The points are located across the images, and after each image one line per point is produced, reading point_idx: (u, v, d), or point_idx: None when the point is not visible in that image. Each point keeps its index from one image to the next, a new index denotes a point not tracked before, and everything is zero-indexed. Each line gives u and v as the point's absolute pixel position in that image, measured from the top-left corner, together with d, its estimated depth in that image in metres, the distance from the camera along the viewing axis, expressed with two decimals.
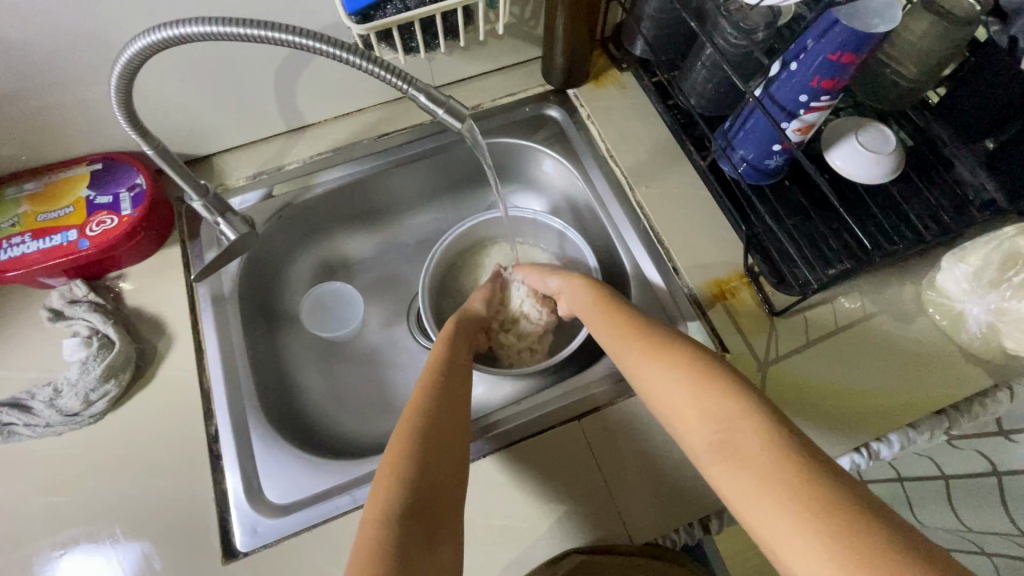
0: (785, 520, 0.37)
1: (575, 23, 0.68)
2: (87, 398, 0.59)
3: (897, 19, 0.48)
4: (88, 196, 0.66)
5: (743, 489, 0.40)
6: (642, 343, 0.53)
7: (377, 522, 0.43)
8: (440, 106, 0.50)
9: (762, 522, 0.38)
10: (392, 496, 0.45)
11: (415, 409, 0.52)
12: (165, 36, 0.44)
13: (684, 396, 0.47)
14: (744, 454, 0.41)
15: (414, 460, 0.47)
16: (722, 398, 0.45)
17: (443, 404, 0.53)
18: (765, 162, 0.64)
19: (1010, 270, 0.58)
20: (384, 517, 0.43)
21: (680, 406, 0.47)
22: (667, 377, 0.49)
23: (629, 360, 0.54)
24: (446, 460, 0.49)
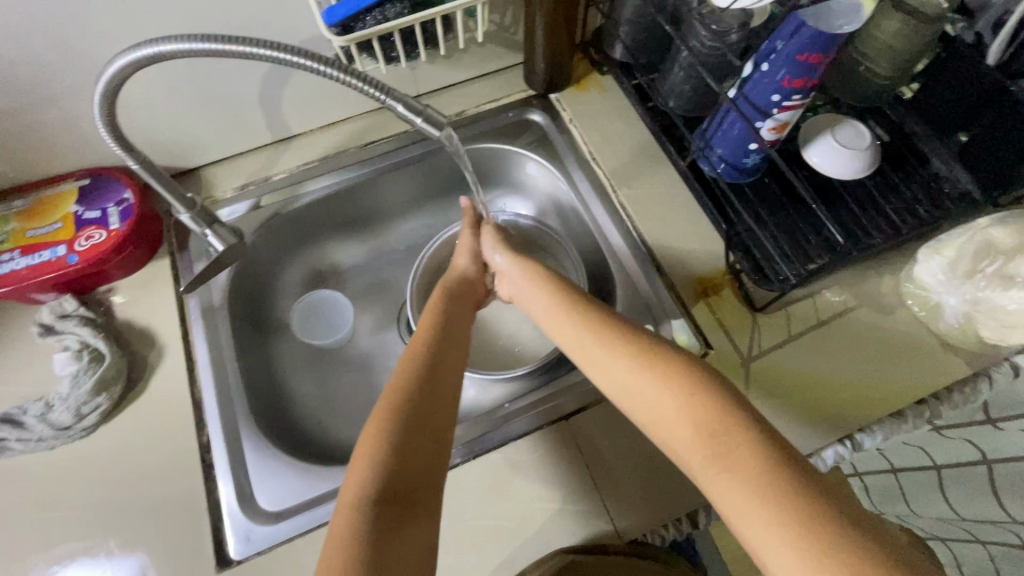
0: (764, 525, 0.38)
1: (554, 29, 0.69)
2: (79, 412, 0.59)
3: (862, 20, 0.50)
4: (76, 211, 0.66)
5: (722, 489, 0.41)
6: (607, 338, 0.54)
7: (350, 510, 0.44)
8: (418, 115, 0.52)
9: (741, 523, 0.40)
10: (363, 482, 0.46)
11: (396, 382, 0.53)
12: (146, 53, 0.44)
13: (660, 395, 0.48)
14: (729, 456, 0.42)
15: (388, 441, 0.48)
16: (698, 397, 0.46)
17: (423, 378, 0.53)
18: (743, 161, 0.66)
19: (984, 261, 0.60)
20: (356, 505, 0.44)
21: (660, 404, 0.48)
22: (638, 377, 0.50)
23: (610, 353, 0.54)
24: (422, 438, 0.49)
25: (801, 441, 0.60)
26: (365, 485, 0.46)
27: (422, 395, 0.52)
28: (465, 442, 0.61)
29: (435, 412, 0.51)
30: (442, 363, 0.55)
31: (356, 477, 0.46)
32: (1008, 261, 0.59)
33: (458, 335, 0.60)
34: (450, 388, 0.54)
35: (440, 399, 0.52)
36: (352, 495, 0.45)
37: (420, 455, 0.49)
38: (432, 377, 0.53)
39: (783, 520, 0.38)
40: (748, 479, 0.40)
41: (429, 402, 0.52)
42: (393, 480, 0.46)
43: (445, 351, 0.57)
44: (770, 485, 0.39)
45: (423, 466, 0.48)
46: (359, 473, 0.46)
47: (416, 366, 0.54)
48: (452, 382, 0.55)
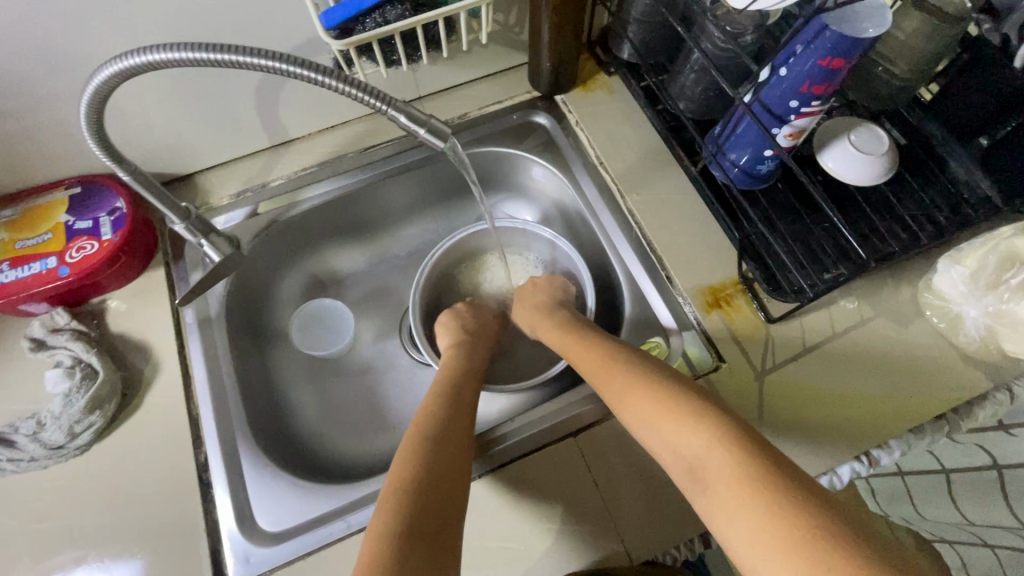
0: (761, 547, 0.37)
1: (561, 29, 0.67)
2: (72, 430, 0.57)
3: (888, 24, 0.47)
4: (67, 221, 0.64)
5: (728, 526, 0.40)
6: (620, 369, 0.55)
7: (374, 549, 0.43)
8: (421, 126, 0.50)
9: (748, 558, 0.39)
10: (393, 517, 0.45)
11: (417, 428, 0.54)
12: (134, 63, 0.42)
13: (657, 421, 0.48)
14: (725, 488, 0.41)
15: (414, 479, 0.48)
16: (691, 422, 0.46)
17: (444, 423, 0.54)
18: (757, 167, 0.63)
19: (1008, 271, 0.56)
20: (387, 539, 0.43)
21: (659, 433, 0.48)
22: (646, 404, 0.50)
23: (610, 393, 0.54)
24: (449, 476, 0.49)
25: (817, 457, 0.59)
26: (395, 519, 0.44)
27: (444, 437, 0.52)
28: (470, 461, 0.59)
29: (458, 452, 0.52)
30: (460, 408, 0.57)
31: (383, 514, 0.45)
32: None
33: (471, 384, 0.62)
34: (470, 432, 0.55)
35: (461, 441, 0.53)
36: (382, 530, 0.44)
37: (449, 491, 0.48)
38: (452, 421, 0.55)
39: (774, 539, 0.37)
40: (740, 500, 0.40)
41: (452, 443, 0.52)
42: (425, 513, 0.45)
43: (461, 398, 0.58)
44: (761, 501, 0.39)
45: (452, 503, 0.47)
46: (386, 510, 0.45)
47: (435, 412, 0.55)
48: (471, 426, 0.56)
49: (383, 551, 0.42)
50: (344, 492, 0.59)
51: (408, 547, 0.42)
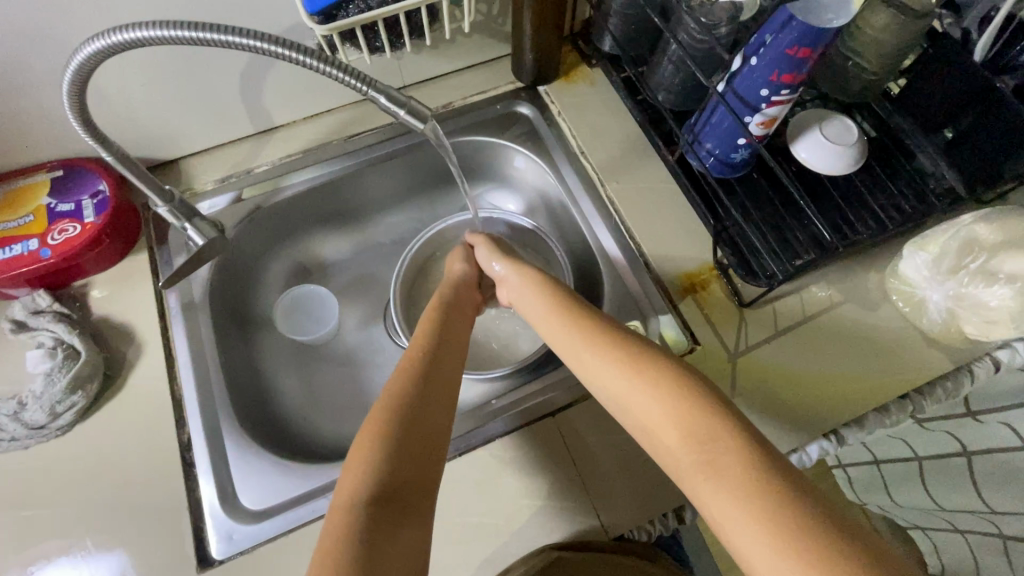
0: (745, 522, 0.38)
1: (542, 20, 0.68)
2: (53, 410, 0.58)
3: (851, 14, 0.49)
4: (49, 204, 0.64)
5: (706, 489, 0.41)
6: (609, 347, 0.54)
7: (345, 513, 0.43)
8: (402, 107, 0.51)
9: (721, 515, 0.40)
10: (359, 485, 0.45)
11: (392, 387, 0.52)
12: (115, 41, 0.43)
13: (650, 404, 0.48)
14: (712, 456, 0.42)
15: (384, 447, 0.47)
16: (688, 407, 0.46)
17: (421, 384, 0.53)
18: (731, 156, 0.65)
19: (968, 257, 0.60)
20: (350, 506, 0.43)
21: (650, 414, 0.48)
22: (636, 389, 0.50)
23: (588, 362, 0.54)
24: (418, 441, 0.49)
25: (787, 435, 0.61)
26: (361, 486, 0.44)
27: (421, 403, 0.51)
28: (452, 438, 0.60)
29: (433, 416, 0.51)
30: (441, 366, 0.55)
31: (350, 482, 0.45)
32: (991, 258, 0.59)
33: (456, 339, 0.60)
34: (450, 393, 0.54)
35: (439, 404, 0.52)
36: (347, 497, 0.44)
37: (418, 458, 0.48)
38: (428, 382, 0.53)
39: (762, 519, 0.38)
40: (730, 483, 0.40)
41: (428, 408, 0.51)
42: (392, 480, 0.45)
43: (443, 356, 0.57)
44: (744, 471, 0.40)
45: (421, 470, 0.47)
46: (354, 477, 0.45)
47: (415, 370, 0.54)
48: (451, 387, 0.55)
49: (346, 517, 0.42)
50: (327, 471, 0.60)
51: (371, 513, 0.43)
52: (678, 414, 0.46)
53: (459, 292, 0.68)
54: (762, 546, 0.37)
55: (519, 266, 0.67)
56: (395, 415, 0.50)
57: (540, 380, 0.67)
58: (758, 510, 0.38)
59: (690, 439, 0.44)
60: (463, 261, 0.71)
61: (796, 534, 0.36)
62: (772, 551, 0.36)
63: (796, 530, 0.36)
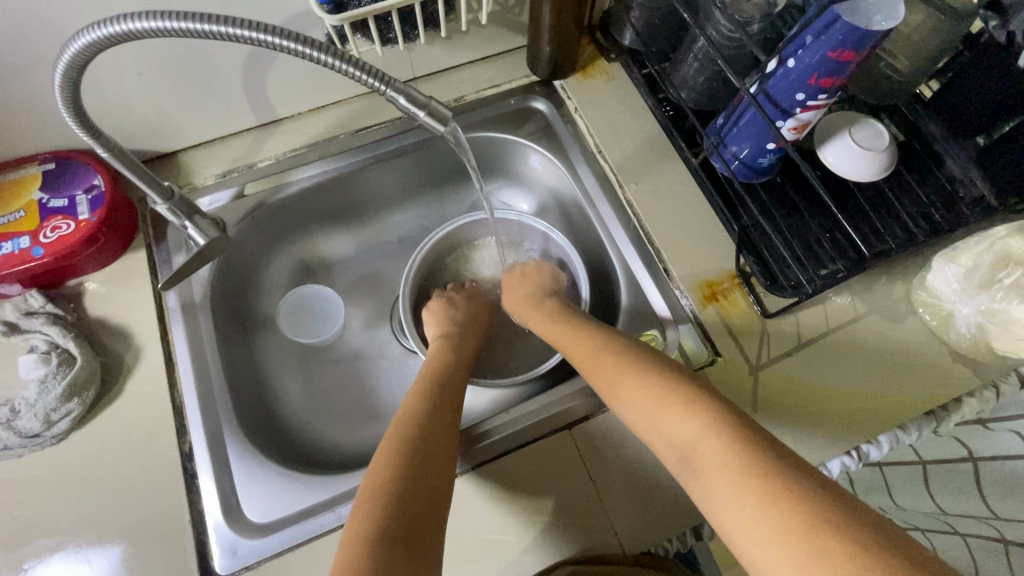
0: (745, 517, 0.38)
1: (562, 11, 0.65)
2: (48, 418, 0.55)
3: (901, 17, 0.46)
4: (41, 199, 0.61)
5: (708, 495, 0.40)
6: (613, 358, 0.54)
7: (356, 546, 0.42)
8: (421, 109, 0.48)
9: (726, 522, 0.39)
10: (369, 520, 0.44)
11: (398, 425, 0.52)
12: (113, 31, 0.39)
13: (648, 407, 0.48)
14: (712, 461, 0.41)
15: (394, 479, 0.47)
16: (683, 408, 0.46)
17: (425, 421, 0.53)
18: (758, 160, 0.63)
19: (1001, 271, 0.57)
20: (362, 544, 0.42)
21: (650, 413, 0.48)
22: (640, 396, 0.49)
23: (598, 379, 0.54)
24: (428, 473, 0.48)
25: (809, 451, 0.59)
26: (373, 521, 0.44)
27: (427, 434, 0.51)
28: (464, 451, 0.59)
29: (440, 449, 0.51)
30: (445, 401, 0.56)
31: (361, 518, 0.44)
32: None
33: (456, 378, 0.61)
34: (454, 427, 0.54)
35: (444, 439, 0.52)
36: (358, 533, 0.43)
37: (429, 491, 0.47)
38: (433, 418, 0.53)
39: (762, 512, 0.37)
40: (730, 476, 0.39)
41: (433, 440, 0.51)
42: (404, 513, 0.45)
43: (445, 393, 0.57)
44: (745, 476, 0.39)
45: (430, 499, 0.47)
46: (363, 513, 0.45)
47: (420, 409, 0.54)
48: (455, 423, 0.55)
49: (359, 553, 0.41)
50: (334, 483, 0.58)
51: (387, 548, 0.42)
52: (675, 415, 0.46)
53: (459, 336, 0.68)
54: (766, 542, 0.36)
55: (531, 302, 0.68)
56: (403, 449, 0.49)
57: (554, 390, 0.64)
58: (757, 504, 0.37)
59: (688, 439, 0.44)
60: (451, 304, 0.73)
61: (798, 524, 0.35)
62: (776, 545, 0.35)
63: (797, 517, 0.35)
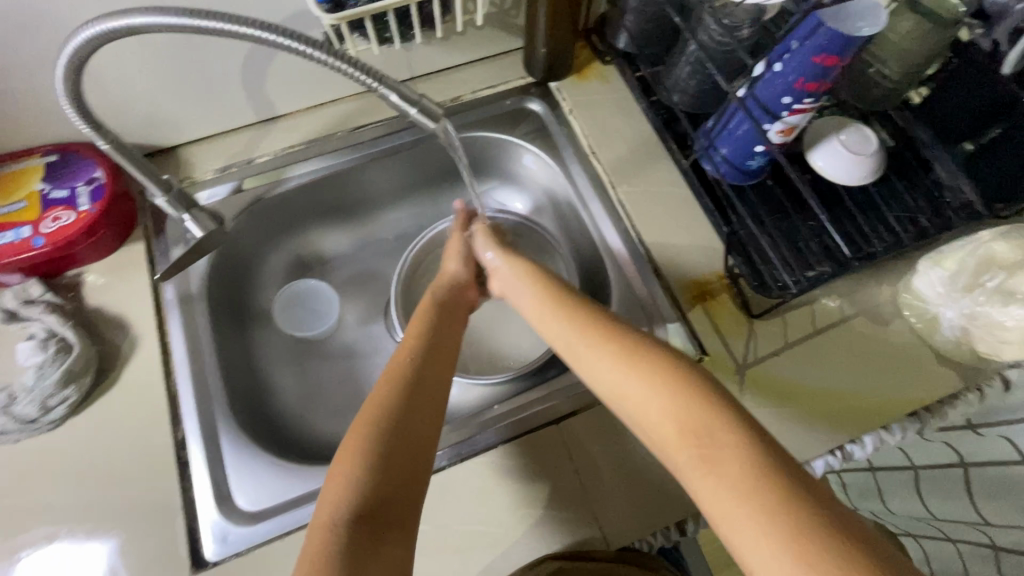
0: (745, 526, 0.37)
1: (558, 14, 0.66)
2: (45, 404, 0.56)
3: (883, 23, 0.47)
4: (43, 190, 0.62)
5: (710, 499, 0.40)
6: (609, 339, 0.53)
7: (323, 533, 0.43)
8: (413, 106, 0.49)
9: (727, 525, 0.38)
10: (338, 503, 0.44)
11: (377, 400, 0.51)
12: (114, 26, 0.41)
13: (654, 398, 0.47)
14: (717, 462, 0.40)
15: (368, 459, 0.46)
16: (678, 401, 0.45)
17: (405, 394, 0.51)
18: (747, 163, 0.64)
19: (985, 275, 0.58)
20: (331, 526, 0.43)
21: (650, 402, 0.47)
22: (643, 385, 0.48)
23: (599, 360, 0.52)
24: (400, 454, 0.48)
25: (793, 449, 0.60)
26: (343, 502, 0.44)
27: (404, 414, 0.50)
28: (450, 444, 0.59)
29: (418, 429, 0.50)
30: (428, 373, 0.54)
31: (332, 498, 0.45)
32: (1009, 276, 0.57)
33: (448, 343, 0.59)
34: (439, 398, 0.53)
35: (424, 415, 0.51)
36: (328, 515, 0.44)
37: (402, 474, 0.47)
38: (414, 393, 0.52)
39: (762, 522, 0.37)
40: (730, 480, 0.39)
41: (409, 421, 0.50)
42: (373, 495, 0.45)
43: (432, 360, 0.55)
44: (756, 489, 0.38)
45: (401, 486, 0.46)
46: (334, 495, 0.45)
47: (401, 379, 0.53)
48: (437, 401, 0.53)
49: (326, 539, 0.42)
50: (325, 473, 0.59)
51: (355, 533, 0.42)
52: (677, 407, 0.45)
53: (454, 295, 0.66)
54: (761, 549, 0.36)
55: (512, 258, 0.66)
56: (379, 428, 0.48)
57: (542, 386, 0.65)
58: (760, 514, 0.37)
59: (688, 437, 0.43)
60: (461, 261, 0.69)
61: (801, 538, 0.35)
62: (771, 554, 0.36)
63: (808, 539, 0.35)
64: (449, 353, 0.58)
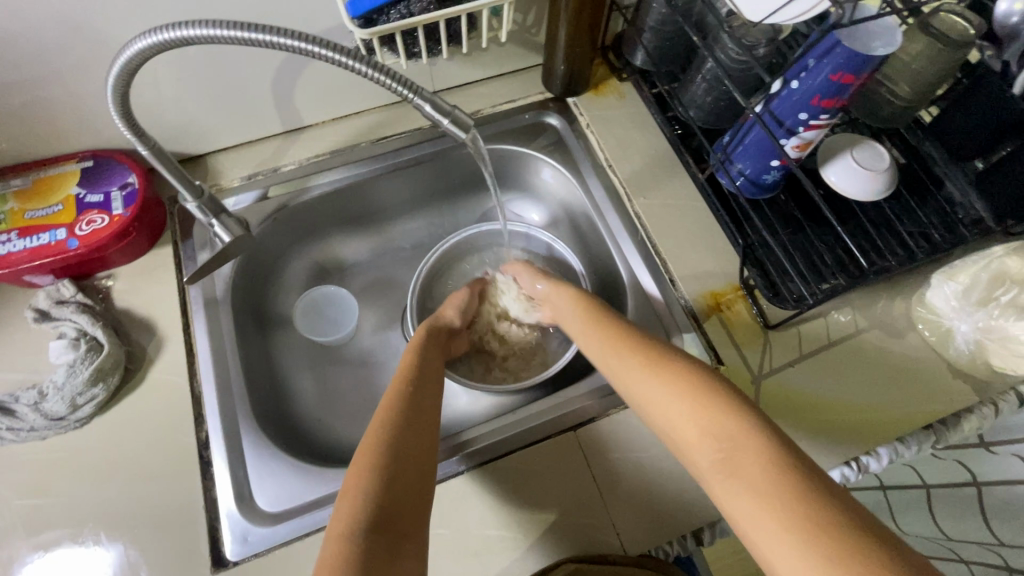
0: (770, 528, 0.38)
1: (578, 32, 0.68)
2: (74, 402, 0.57)
3: (898, 43, 0.49)
4: (78, 194, 0.64)
5: (740, 504, 0.40)
6: (626, 353, 0.55)
7: (338, 542, 0.43)
8: (445, 116, 0.51)
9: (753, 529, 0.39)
10: (351, 512, 0.45)
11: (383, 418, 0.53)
12: (168, 37, 0.43)
13: (678, 405, 0.48)
14: (743, 466, 0.41)
15: (377, 471, 0.48)
16: (722, 418, 0.45)
17: (410, 412, 0.54)
18: (763, 177, 0.65)
19: (998, 288, 0.59)
20: (346, 534, 0.43)
21: (674, 414, 0.48)
22: (669, 398, 0.49)
23: (627, 375, 0.54)
24: (406, 468, 0.49)
25: (808, 461, 0.60)
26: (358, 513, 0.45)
27: (404, 430, 0.52)
28: (472, 447, 0.60)
29: (420, 443, 0.52)
30: (422, 395, 0.56)
31: (347, 507, 0.45)
32: (1022, 291, 0.58)
33: (440, 372, 0.62)
34: (434, 416, 0.56)
35: (430, 433, 0.54)
36: (344, 525, 0.44)
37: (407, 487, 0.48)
38: (413, 411, 0.54)
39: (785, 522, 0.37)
40: (755, 485, 0.40)
41: (412, 436, 0.52)
42: (387, 506, 0.46)
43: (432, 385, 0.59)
44: (785, 495, 0.38)
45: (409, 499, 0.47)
46: (348, 507, 0.45)
47: (399, 401, 0.54)
48: (433, 418, 0.55)
49: (341, 548, 0.43)
50: (344, 476, 0.60)
51: (368, 545, 0.43)
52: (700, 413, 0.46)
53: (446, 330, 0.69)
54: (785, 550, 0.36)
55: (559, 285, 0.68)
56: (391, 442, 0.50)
57: (559, 394, 0.66)
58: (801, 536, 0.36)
59: (712, 440, 0.44)
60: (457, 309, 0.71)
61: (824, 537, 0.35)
62: (795, 554, 0.36)
63: (837, 539, 0.35)
64: (439, 377, 0.61)
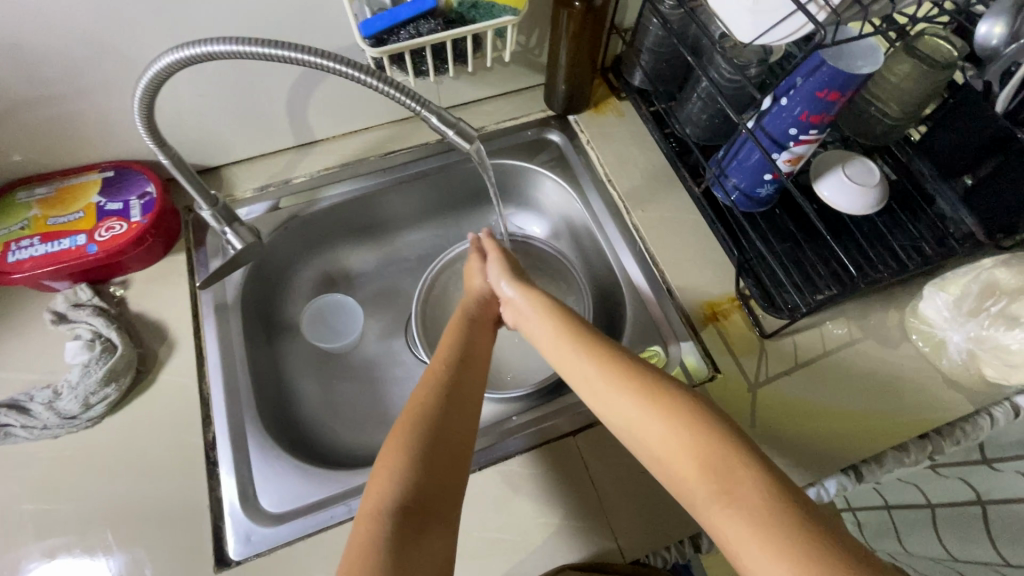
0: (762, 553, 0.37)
1: (578, 54, 0.72)
2: (87, 401, 0.59)
3: (880, 62, 0.52)
4: (99, 202, 0.67)
5: (728, 525, 0.40)
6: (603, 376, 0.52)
7: (370, 522, 0.44)
8: (451, 127, 0.53)
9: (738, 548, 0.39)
10: (387, 491, 0.46)
11: (418, 399, 0.53)
12: (193, 53, 0.46)
13: (661, 424, 0.46)
14: (731, 492, 0.41)
15: (414, 451, 0.48)
16: (711, 441, 0.44)
17: (452, 392, 0.54)
18: (756, 191, 0.67)
19: (988, 300, 0.60)
20: (378, 515, 0.45)
21: (658, 437, 0.47)
22: (643, 414, 0.48)
23: (602, 394, 0.52)
24: (444, 449, 0.50)
25: (804, 468, 0.61)
26: (392, 492, 0.46)
27: (446, 410, 0.52)
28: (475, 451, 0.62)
29: (460, 423, 0.52)
30: (466, 376, 0.56)
31: (379, 487, 0.46)
32: (1011, 302, 0.59)
33: (484, 348, 0.62)
34: (476, 397, 0.55)
35: (466, 415, 0.53)
36: (375, 504, 0.45)
37: (445, 468, 0.49)
38: (455, 391, 0.54)
39: (757, 523, 0.38)
40: (750, 514, 0.39)
41: (453, 415, 0.52)
42: (420, 490, 0.47)
43: (468, 363, 0.58)
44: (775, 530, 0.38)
45: (445, 482, 0.48)
46: (383, 487, 0.46)
47: (441, 381, 0.55)
48: (475, 399, 0.55)
49: (374, 527, 0.44)
50: (347, 478, 0.61)
51: (401, 523, 0.44)
52: (669, 412, 0.47)
53: (483, 306, 0.68)
54: (759, 554, 0.37)
55: (530, 292, 0.63)
56: (426, 428, 0.50)
57: (560, 399, 0.67)
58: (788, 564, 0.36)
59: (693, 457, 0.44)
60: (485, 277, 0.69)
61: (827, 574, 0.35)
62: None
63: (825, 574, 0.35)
64: (484, 359, 0.60)
